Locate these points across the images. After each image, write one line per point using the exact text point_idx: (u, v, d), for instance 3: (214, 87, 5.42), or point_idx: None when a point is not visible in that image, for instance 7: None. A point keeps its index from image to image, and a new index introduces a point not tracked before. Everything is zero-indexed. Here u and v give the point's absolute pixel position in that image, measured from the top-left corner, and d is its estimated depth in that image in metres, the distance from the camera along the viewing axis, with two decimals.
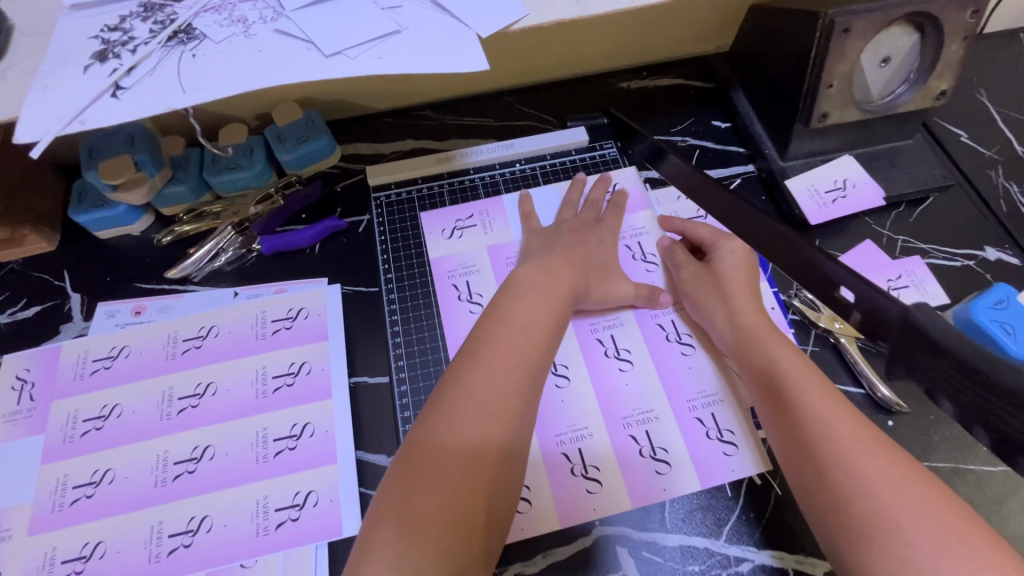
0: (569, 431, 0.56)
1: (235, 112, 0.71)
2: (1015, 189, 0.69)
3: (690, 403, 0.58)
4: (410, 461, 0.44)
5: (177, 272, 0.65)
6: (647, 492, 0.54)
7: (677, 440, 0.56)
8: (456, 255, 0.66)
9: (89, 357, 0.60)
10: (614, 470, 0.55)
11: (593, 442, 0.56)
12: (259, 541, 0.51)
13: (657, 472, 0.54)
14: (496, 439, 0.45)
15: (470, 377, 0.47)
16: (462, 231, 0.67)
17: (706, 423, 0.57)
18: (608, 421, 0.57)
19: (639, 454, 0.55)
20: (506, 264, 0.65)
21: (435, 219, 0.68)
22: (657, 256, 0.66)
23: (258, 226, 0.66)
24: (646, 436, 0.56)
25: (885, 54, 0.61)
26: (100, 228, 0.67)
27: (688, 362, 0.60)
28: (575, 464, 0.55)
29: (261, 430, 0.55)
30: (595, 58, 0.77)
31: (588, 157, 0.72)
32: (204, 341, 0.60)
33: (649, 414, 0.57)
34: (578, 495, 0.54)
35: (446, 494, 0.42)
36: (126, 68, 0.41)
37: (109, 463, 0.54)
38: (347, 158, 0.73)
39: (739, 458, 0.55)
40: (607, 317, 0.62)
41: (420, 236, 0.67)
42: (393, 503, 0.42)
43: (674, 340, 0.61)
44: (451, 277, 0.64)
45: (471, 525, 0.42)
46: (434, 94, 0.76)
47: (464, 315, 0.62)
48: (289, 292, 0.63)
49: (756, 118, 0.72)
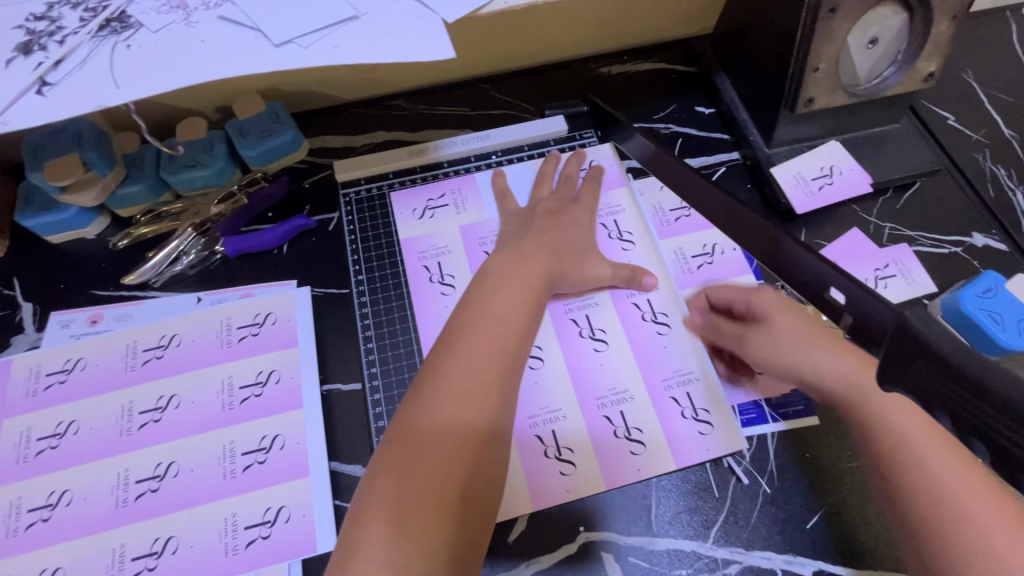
0: (542, 412, 0.54)
1: (193, 105, 0.67)
2: (1001, 172, 0.68)
3: (664, 382, 0.56)
4: (389, 460, 0.42)
5: (135, 277, 0.61)
6: (620, 474, 0.52)
7: (651, 421, 0.54)
8: (427, 236, 0.63)
9: (42, 371, 0.56)
10: (587, 452, 0.53)
11: (566, 425, 0.54)
12: (228, 560, 0.49)
13: (631, 453, 0.53)
14: (477, 436, 0.43)
15: (448, 368, 0.44)
16: (433, 210, 0.65)
17: (681, 402, 0.55)
18: (582, 403, 0.55)
19: (612, 436, 0.53)
20: (478, 245, 0.63)
21: (406, 198, 0.66)
22: (632, 234, 0.63)
23: (220, 227, 0.63)
24: (620, 417, 0.54)
25: (873, 35, 0.58)
26: (51, 232, 0.63)
27: (663, 341, 0.58)
28: (547, 445, 0.53)
29: (228, 444, 0.53)
30: (574, 42, 0.74)
31: (567, 146, 0.69)
32: (166, 351, 0.57)
33: (624, 395, 0.55)
34: (550, 478, 0.52)
35: (429, 495, 0.40)
36: (52, 62, 0.38)
37: (65, 484, 0.51)
38: (316, 152, 0.70)
39: (713, 438, 0.53)
40: (582, 296, 0.59)
41: (390, 216, 0.65)
42: (374, 511, 0.40)
43: (649, 319, 0.58)
44: (423, 258, 0.62)
45: (457, 525, 0.40)
46: (404, 82, 0.73)
47: (434, 295, 0.60)
48: (257, 296, 0.60)
49: (741, 102, 0.69)
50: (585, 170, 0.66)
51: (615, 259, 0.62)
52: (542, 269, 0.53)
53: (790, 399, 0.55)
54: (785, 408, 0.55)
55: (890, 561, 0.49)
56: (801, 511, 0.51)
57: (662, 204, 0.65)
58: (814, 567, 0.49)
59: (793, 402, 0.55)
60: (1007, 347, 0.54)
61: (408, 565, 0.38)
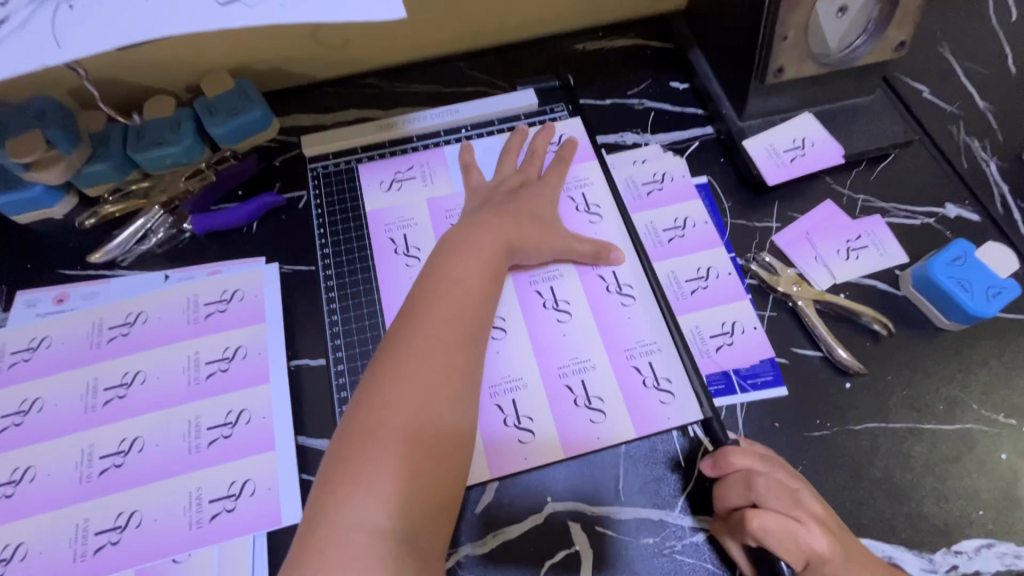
0: (503, 381, 0.54)
1: (161, 83, 0.67)
2: (975, 143, 0.68)
3: (627, 352, 0.55)
4: (352, 424, 0.41)
5: (101, 256, 0.61)
6: (580, 442, 0.52)
7: (613, 389, 0.54)
8: (394, 209, 0.63)
9: (7, 349, 0.56)
10: (547, 419, 0.53)
11: (527, 394, 0.53)
12: (191, 534, 0.48)
13: (590, 420, 0.53)
14: (443, 400, 0.42)
15: (407, 332, 0.45)
16: (401, 183, 0.64)
17: (643, 371, 0.54)
18: (544, 373, 0.54)
19: (573, 405, 0.53)
20: (444, 218, 0.62)
21: (374, 171, 0.65)
22: (599, 208, 0.62)
23: (189, 205, 0.63)
24: (581, 385, 0.54)
25: (842, 4, 0.58)
26: (18, 212, 0.63)
27: (627, 312, 0.57)
28: (507, 414, 0.53)
29: (193, 419, 0.52)
30: (547, 19, 0.74)
31: (538, 120, 0.68)
32: (132, 328, 0.57)
33: (586, 363, 0.55)
34: (509, 447, 0.52)
35: (393, 453, 0.39)
36: None
37: (29, 461, 0.51)
38: (287, 131, 0.69)
39: (675, 406, 0.53)
40: (547, 268, 0.59)
41: (358, 190, 0.64)
42: (337, 480, 0.39)
43: (614, 291, 0.58)
44: (389, 231, 0.62)
45: (426, 485, 0.40)
46: (378, 61, 0.73)
47: (399, 268, 0.59)
48: (224, 273, 0.60)
49: (714, 76, 0.69)
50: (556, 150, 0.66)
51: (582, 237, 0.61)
52: (504, 241, 0.53)
53: (759, 369, 0.56)
54: (755, 378, 0.55)
55: (854, 524, 0.50)
56: None
57: (634, 178, 0.65)
58: None
59: (762, 372, 0.56)
60: (974, 312, 0.54)
61: (376, 521, 0.37)
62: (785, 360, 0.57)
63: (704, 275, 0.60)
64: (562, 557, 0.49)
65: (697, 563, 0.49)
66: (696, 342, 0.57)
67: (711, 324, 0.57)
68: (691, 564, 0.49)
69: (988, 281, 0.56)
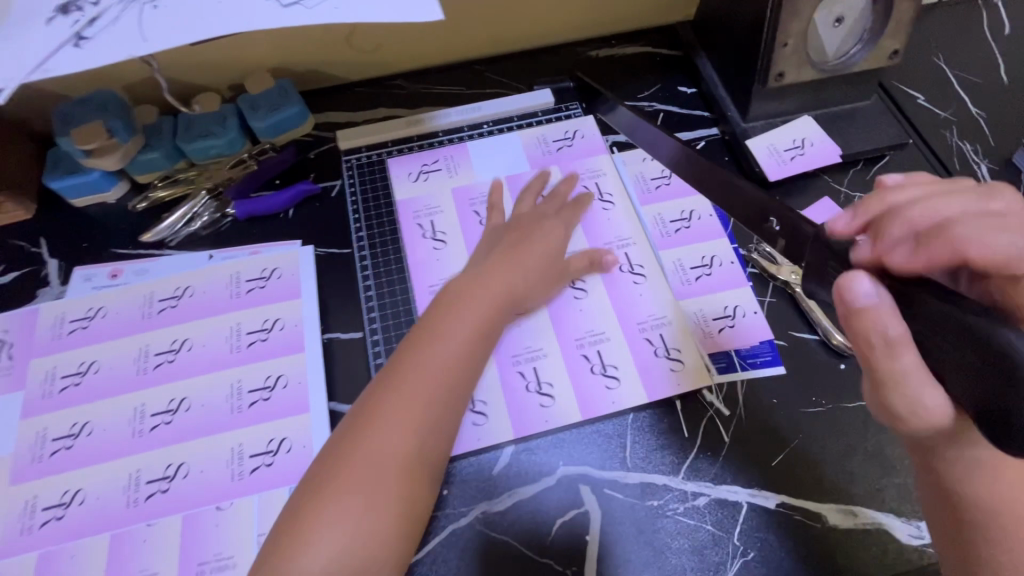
0: (525, 351, 0.58)
1: (208, 81, 0.73)
2: (967, 147, 0.72)
3: (639, 324, 0.60)
4: (318, 479, 0.45)
5: (151, 236, 0.67)
6: (597, 404, 0.56)
7: (626, 358, 0.58)
8: (421, 197, 0.68)
9: (67, 318, 0.61)
10: (565, 385, 0.57)
11: (547, 362, 0.58)
12: (234, 485, 0.53)
13: (607, 387, 0.57)
14: (400, 469, 0.46)
15: (395, 401, 0.48)
16: (428, 174, 0.69)
17: (654, 342, 0.59)
18: (562, 343, 0.59)
19: (590, 372, 0.58)
20: (470, 205, 0.67)
21: (403, 164, 0.70)
22: (612, 196, 0.68)
23: (232, 191, 0.68)
24: (597, 355, 0.59)
25: (839, 14, 0.63)
26: (75, 195, 0.68)
27: (639, 289, 0.62)
28: (529, 380, 0.57)
29: (236, 382, 0.57)
30: (564, 28, 0.80)
31: (554, 118, 0.73)
32: (179, 301, 0.62)
33: (602, 335, 0.59)
34: (531, 409, 0.56)
35: (344, 517, 0.43)
36: (88, 20, 0.42)
37: (87, 417, 0.56)
38: (321, 126, 0.75)
39: (683, 373, 0.58)
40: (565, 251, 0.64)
41: (388, 180, 0.69)
42: (293, 531, 0.43)
43: (627, 270, 0.63)
44: (417, 217, 0.66)
45: (368, 550, 0.43)
46: (406, 64, 0.78)
47: (428, 250, 0.64)
48: (264, 254, 0.65)
49: (720, 81, 0.74)
50: (573, 144, 0.71)
51: (598, 223, 0.66)
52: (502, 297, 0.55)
53: (759, 350, 0.59)
54: (754, 358, 0.59)
55: (848, 494, 0.53)
56: (766, 450, 0.55)
57: (644, 173, 0.69)
58: (778, 500, 0.53)
59: (761, 352, 0.59)
60: None
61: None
62: (783, 343, 0.60)
63: (709, 262, 0.64)
64: (571, 516, 0.53)
65: (698, 524, 0.52)
66: (701, 323, 0.60)
67: (714, 307, 0.61)
68: (693, 525, 0.52)
69: None
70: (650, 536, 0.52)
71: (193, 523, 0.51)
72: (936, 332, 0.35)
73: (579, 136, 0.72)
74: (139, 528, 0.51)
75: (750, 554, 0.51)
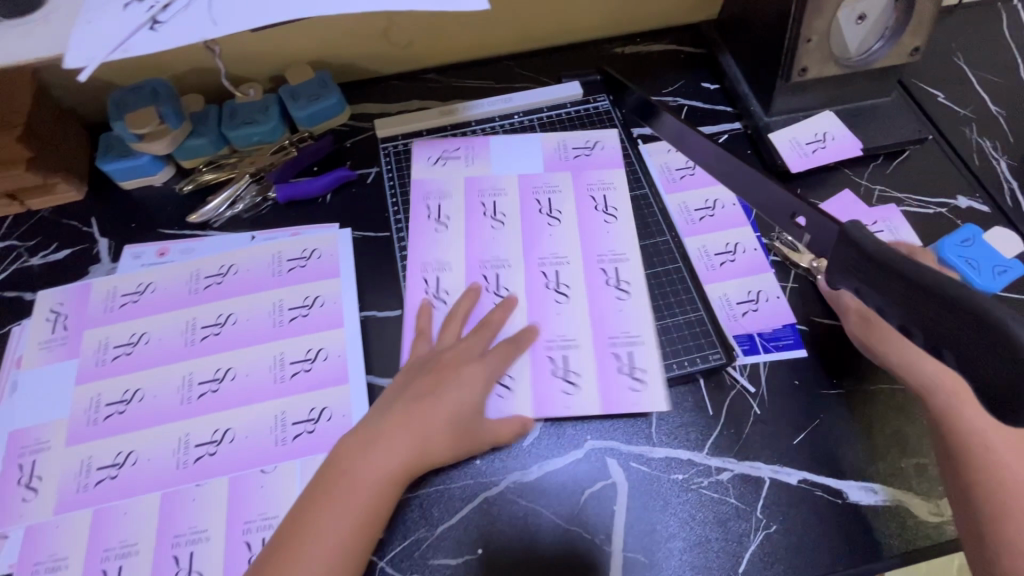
0: (553, 337, 0.60)
1: (250, 73, 0.77)
2: (986, 143, 0.73)
3: (612, 339, 0.60)
4: None
5: (198, 217, 0.70)
6: (617, 400, 0.57)
7: (657, 363, 0.59)
8: (434, 180, 0.70)
9: (118, 292, 0.65)
10: (592, 375, 0.58)
11: (578, 352, 0.59)
12: (278, 450, 0.55)
13: (565, 392, 0.57)
14: None
15: (313, 549, 0.46)
16: (446, 160, 0.72)
17: (622, 358, 0.59)
18: (596, 340, 0.60)
19: (619, 370, 0.58)
20: (478, 196, 0.69)
21: (424, 148, 0.73)
22: (616, 211, 0.68)
23: (273, 175, 0.71)
24: (630, 356, 0.59)
25: (861, 12, 0.65)
26: (124, 178, 0.72)
27: (620, 305, 0.62)
28: (556, 366, 0.59)
29: (279, 354, 0.60)
30: (591, 25, 0.82)
31: (582, 109, 0.76)
32: (224, 278, 0.65)
33: (571, 342, 0.60)
34: (553, 391, 0.58)
35: None
36: (161, 5, 0.45)
37: (138, 384, 0.59)
38: (356, 116, 0.78)
39: (645, 394, 0.57)
40: (614, 251, 0.65)
41: (410, 161, 0.72)
42: None
43: (613, 285, 0.63)
44: (427, 198, 0.69)
45: None
46: (438, 58, 0.81)
47: (429, 231, 0.67)
48: (304, 235, 0.68)
49: (743, 77, 0.76)
50: (592, 154, 0.72)
51: (596, 234, 0.66)
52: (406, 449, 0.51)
53: (781, 333, 0.61)
54: (777, 341, 0.61)
55: (868, 473, 0.55)
56: (788, 428, 0.57)
57: (669, 164, 0.72)
58: (800, 476, 0.55)
59: (783, 336, 0.61)
60: (985, 289, 0.61)
61: None
62: (805, 328, 0.62)
63: (733, 249, 0.66)
64: (598, 488, 0.55)
65: (722, 498, 0.54)
66: (724, 307, 0.62)
67: (739, 292, 0.63)
68: (718, 499, 0.54)
69: (994, 260, 0.62)
70: (676, 507, 0.54)
71: (239, 485, 0.54)
72: (934, 310, 0.35)
73: (598, 147, 0.72)
74: (188, 488, 0.54)
75: (773, 526, 0.53)
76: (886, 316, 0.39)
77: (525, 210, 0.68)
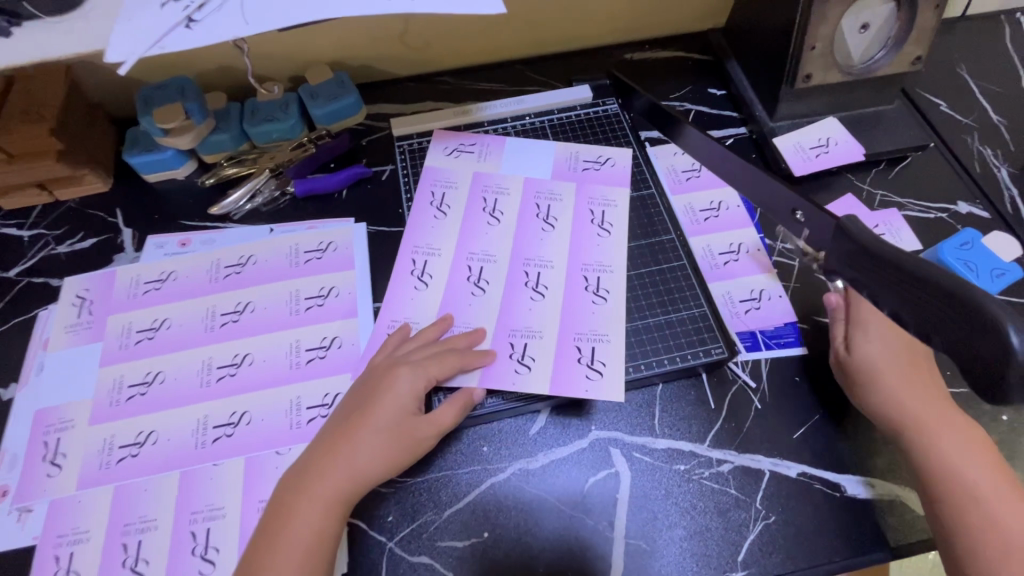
0: (523, 328, 0.61)
1: (272, 72, 0.80)
2: (988, 152, 0.75)
3: (577, 334, 0.61)
4: None
5: (218, 209, 0.72)
6: (572, 385, 0.58)
7: (619, 361, 0.60)
8: (444, 170, 0.73)
9: (142, 279, 0.67)
10: (546, 362, 0.59)
11: (539, 342, 0.60)
12: (293, 432, 0.57)
13: (515, 371, 0.59)
14: None
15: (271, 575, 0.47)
16: (460, 152, 0.74)
17: (583, 351, 0.60)
18: (561, 333, 0.61)
19: (576, 360, 0.60)
20: (481, 189, 0.71)
21: (442, 139, 0.76)
22: (611, 227, 0.68)
23: (291, 170, 0.73)
24: (591, 350, 0.60)
25: (865, 21, 0.67)
26: (149, 170, 0.74)
27: (594, 308, 0.63)
28: (515, 350, 0.60)
29: (294, 342, 0.62)
30: (602, 32, 0.85)
31: (591, 112, 0.78)
32: (244, 268, 0.67)
33: (535, 332, 0.61)
34: (505, 370, 0.59)
35: None
36: (197, 5, 0.48)
37: (159, 367, 0.61)
38: (372, 116, 0.81)
39: (599, 382, 0.58)
40: (601, 262, 0.66)
41: (427, 152, 0.75)
42: None
43: (591, 290, 0.64)
44: (434, 186, 0.72)
45: None
46: (453, 62, 0.84)
47: (428, 218, 0.69)
48: (320, 228, 0.70)
49: (749, 83, 0.78)
50: (601, 169, 0.73)
51: (588, 245, 0.67)
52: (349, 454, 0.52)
53: (782, 331, 0.63)
54: (779, 338, 0.62)
55: (868, 468, 0.56)
56: (789, 423, 0.58)
57: (675, 166, 0.74)
58: (800, 470, 0.56)
59: (786, 333, 0.63)
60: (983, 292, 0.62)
61: None
62: (805, 326, 0.63)
63: (736, 249, 0.67)
64: (601, 476, 0.57)
65: (722, 488, 0.55)
66: (728, 305, 0.64)
67: (741, 290, 0.65)
68: (717, 489, 0.55)
69: (991, 264, 0.63)
70: (678, 497, 0.55)
71: (254, 465, 0.56)
72: (916, 293, 0.37)
73: (608, 163, 0.73)
74: (206, 467, 0.56)
75: (772, 517, 0.54)
76: (881, 304, 0.40)
77: (524, 211, 0.69)
